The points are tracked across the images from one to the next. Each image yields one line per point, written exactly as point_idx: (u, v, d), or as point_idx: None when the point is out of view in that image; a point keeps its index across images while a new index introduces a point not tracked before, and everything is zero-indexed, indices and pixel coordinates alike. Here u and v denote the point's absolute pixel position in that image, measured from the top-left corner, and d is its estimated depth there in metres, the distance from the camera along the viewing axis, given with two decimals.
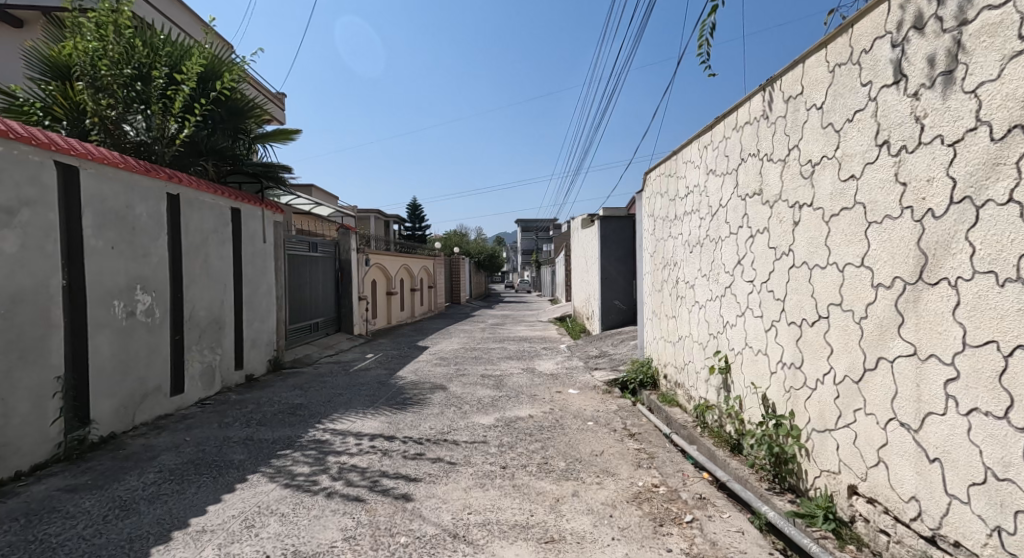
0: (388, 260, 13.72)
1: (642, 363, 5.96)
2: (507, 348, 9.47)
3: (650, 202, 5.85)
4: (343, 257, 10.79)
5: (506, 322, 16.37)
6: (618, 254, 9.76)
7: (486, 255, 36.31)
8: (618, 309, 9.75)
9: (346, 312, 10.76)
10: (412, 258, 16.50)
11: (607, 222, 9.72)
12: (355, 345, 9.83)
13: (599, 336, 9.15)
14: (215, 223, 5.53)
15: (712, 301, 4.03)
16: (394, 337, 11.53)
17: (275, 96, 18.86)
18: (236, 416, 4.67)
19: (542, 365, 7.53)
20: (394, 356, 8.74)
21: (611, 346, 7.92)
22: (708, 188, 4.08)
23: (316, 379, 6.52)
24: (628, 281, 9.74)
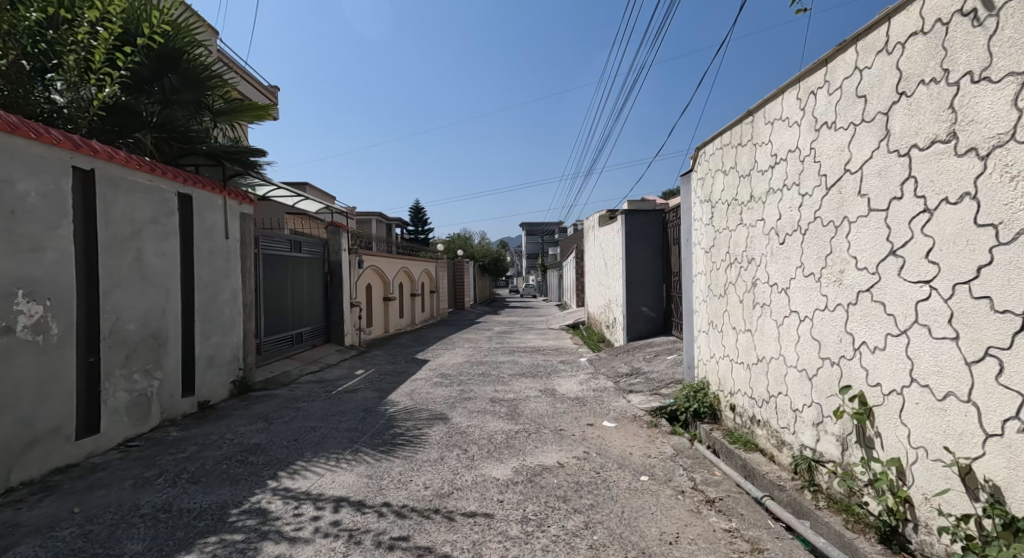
0: (385, 263, 12.55)
1: (697, 388, 4.74)
2: (518, 363, 8.28)
3: (706, 184, 4.63)
4: (332, 258, 9.61)
5: (514, 329, 15.16)
6: (645, 254, 8.54)
7: (491, 259, 35.10)
8: (646, 316, 8.53)
9: (336, 320, 9.57)
10: (413, 261, 15.30)
11: (632, 218, 8.51)
12: (345, 359, 8.64)
13: (626, 349, 7.91)
14: (155, 211, 4.33)
15: (828, 312, 2.80)
16: (391, 348, 10.34)
17: (266, 89, 17.76)
18: (165, 465, 3.47)
19: (563, 385, 6.32)
20: (388, 373, 7.54)
21: (643, 361, 6.70)
22: (819, 151, 2.87)
23: (289, 405, 5.32)
24: (657, 284, 8.52)
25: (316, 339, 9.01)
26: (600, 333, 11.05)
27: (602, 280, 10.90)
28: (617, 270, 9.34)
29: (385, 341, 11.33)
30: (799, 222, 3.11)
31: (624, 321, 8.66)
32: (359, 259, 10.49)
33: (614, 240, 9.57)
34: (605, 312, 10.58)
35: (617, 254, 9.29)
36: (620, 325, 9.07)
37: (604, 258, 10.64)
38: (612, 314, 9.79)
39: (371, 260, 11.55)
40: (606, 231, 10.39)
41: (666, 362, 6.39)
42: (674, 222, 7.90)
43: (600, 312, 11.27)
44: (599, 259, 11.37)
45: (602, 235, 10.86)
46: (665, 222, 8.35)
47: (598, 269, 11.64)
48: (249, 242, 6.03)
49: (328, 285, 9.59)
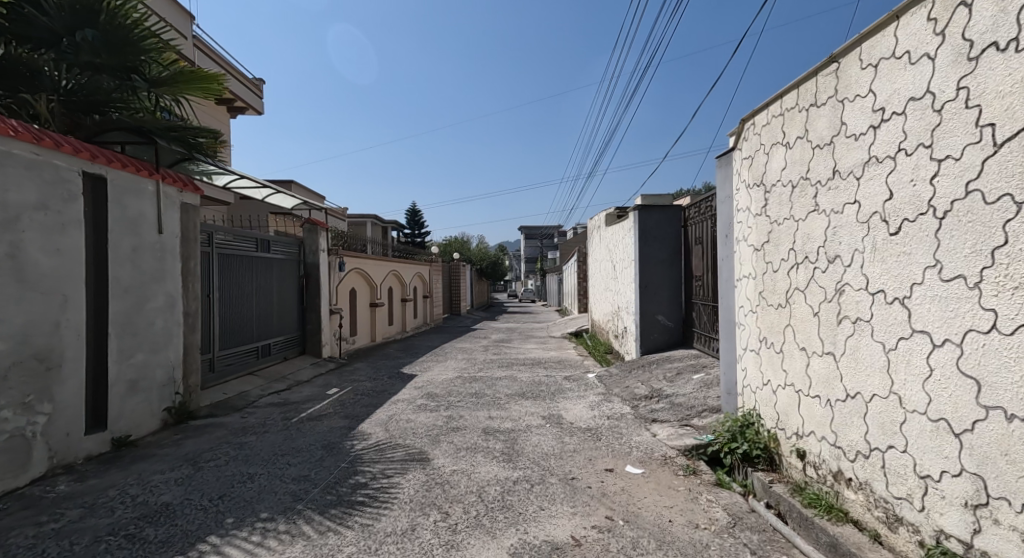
0: (371, 265, 11.55)
1: (746, 423, 3.74)
2: (517, 379, 7.27)
3: (757, 164, 3.64)
4: (309, 260, 8.62)
5: (513, 338, 14.17)
6: (661, 255, 7.57)
7: (489, 263, 34.10)
8: (662, 326, 7.54)
9: (313, 329, 8.58)
10: (403, 265, 14.28)
11: (646, 215, 7.53)
12: (321, 374, 7.62)
13: (641, 365, 6.90)
14: (43, 195, 3.33)
15: (1000, 337, 1.82)
16: (376, 360, 9.32)
17: (252, 82, 16.80)
18: (16, 548, 2.46)
19: (571, 410, 5.32)
20: (368, 392, 6.53)
21: (665, 382, 5.71)
22: (976, 91, 1.90)
23: (234, 439, 4.31)
24: (674, 289, 7.53)
25: (287, 350, 7.99)
26: (607, 344, 10.05)
27: (610, 285, 9.90)
28: (628, 273, 8.35)
29: (370, 352, 10.31)
30: (929, 202, 2.12)
31: (637, 331, 7.66)
32: (342, 261, 9.48)
33: (624, 240, 8.59)
34: (614, 320, 9.59)
35: (629, 256, 8.31)
36: (632, 336, 8.07)
37: (613, 262, 9.64)
38: (623, 323, 8.79)
39: (355, 262, 10.54)
40: (615, 231, 9.42)
41: (693, 383, 5.39)
42: (695, 218, 6.92)
43: (608, 321, 10.28)
44: (606, 263, 10.38)
45: (610, 235, 9.87)
46: (685, 219, 7.37)
47: (605, 273, 10.66)
48: (194, 239, 5.03)
49: (304, 290, 8.58)
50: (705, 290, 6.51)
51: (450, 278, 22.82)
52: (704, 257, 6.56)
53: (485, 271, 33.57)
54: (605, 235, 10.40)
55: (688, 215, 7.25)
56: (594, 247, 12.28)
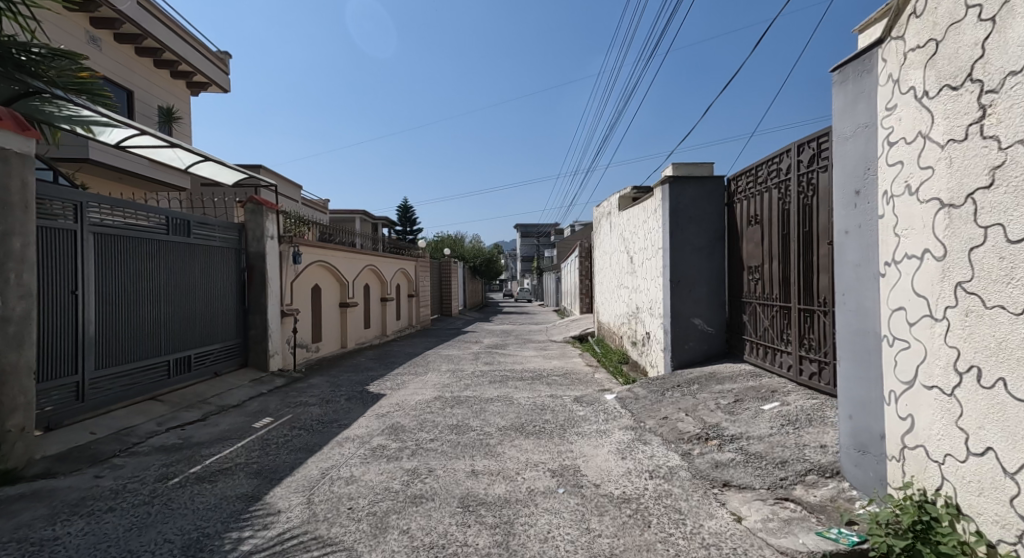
0: (341, 259, 9.84)
1: (927, 523, 2.06)
2: (514, 403, 5.61)
3: (960, 48, 1.98)
4: (251, 250, 6.90)
5: (509, 343, 12.51)
6: (698, 242, 5.92)
7: (484, 261, 32.33)
8: (700, 333, 5.90)
9: (258, 336, 6.88)
10: (382, 260, 12.56)
11: (681, 189, 5.91)
12: (261, 394, 5.91)
13: (676, 387, 5.24)
14: None
15: None
16: (341, 373, 7.60)
17: (216, 56, 15.01)
18: None
19: (592, 462, 3.65)
20: (313, 424, 4.82)
21: (723, 417, 4.04)
22: None
23: (46, 528, 2.59)
24: (716, 285, 5.91)
25: (220, 364, 6.25)
26: (621, 353, 8.40)
27: (627, 281, 8.23)
28: (653, 265, 6.70)
29: (336, 363, 8.59)
30: None
31: (667, 340, 6.02)
32: (298, 251, 7.72)
33: (647, 226, 6.94)
34: (631, 324, 7.93)
35: (653, 244, 6.67)
36: (659, 344, 6.43)
37: (630, 253, 7.99)
38: (644, 328, 7.14)
39: (319, 254, 8.83)
40: (633, 215, 7.80)
41: (769, 420, 3.73)
42: (749, 190, 5.30)
43: (622, 326, 8.62)
44: (620, 256, 8.75)
45: (627, 221, 8.22)
46: (731, 194, 5.76)
47: (619, 268, 8.99)
48: (24, 205, 3.30)
49: (246, 286, 6.87)
50: (767, 286, 4.88)
51: (439, 277, 21.13)
52: (764, 241, 4.93)
53: (479, 270, 31.78)
54: (619, 222, 8.75)
55: (737, 189, 5.62)
56: (603, 240, 10.62)
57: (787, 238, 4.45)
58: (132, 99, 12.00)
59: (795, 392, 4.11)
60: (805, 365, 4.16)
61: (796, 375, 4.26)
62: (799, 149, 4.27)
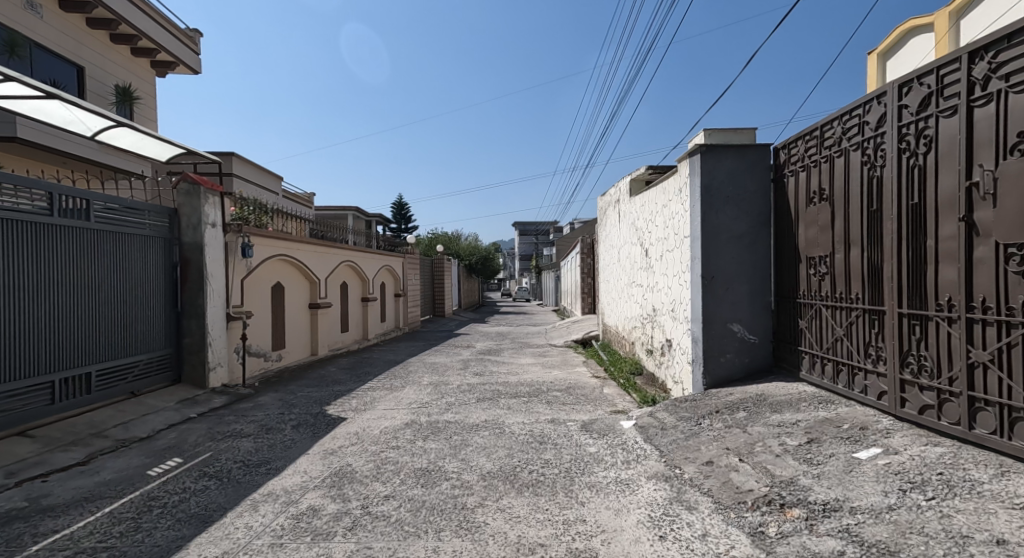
0: (310, 254, 8.63)
1: None
2: (505, 434, 4.41)
3: None
4: (186, 241, 5.69)
5: (505, 348, 11.32)
6: (736, 228, 4.73)
7: (481, 258, 31.04)
8: (738, 343, 4.73)
9: (194, 346, 5.66)
10: (362, 257, 11.34)
11: (715, 161, 4.72)
12: (185, 421, 4.69)
13: (715, 416, 4.03)
14: None
15: None
16: (302, 388, 6.38)
17: (185, 34, 13.77)
18: None
19: (617, 545, 2.45)
20: (233, 468, 3.60)
21: (799, 468, 2.84)
22: None
23: None
24: (759, 282, 4.73)
25: (140, 381, 5.07)
26: (635, 365, 7.19)
27: (641, 279, 7.02)
28: (676, 259, 5.51)
29: (301, 374, 7.37)
30: None
31: (697, 351, 4.84)
32: (250, 243, 6.50)
33: (668, 211, 5.75)
34: (646, 329, 6.75)
35: (676, 232, 5.49)
36: (685, 356, 5.25)
37: (645, 245, 6.80)
38: (664, 335, 5.96)
39: (279, 247, 7.63)
40: (649, 199, 6.60)
41: (879, 480, 2.50)
42: (806, 158, 4.10)
43: (635, 331, 7.42)
44: (632, 249, 7.54)
45: (641, 208, 7.02)
46: (781, 166, 4.55)
47: (630, 264, 7.78)
48: None
49: (179, 284, 5.68)
50: (837, 282, 3.69)
51: (431, 275, 19.96)
52: (832, 222, 3.74)
53: (476, 268, 30.52)
54: (631, 210, 7.56)
55: (790, 159, 4.41)
56: (611, 231, 9.40)
57: (875, 217, 3.26)
58: (82, 76, 10.76)
59: (896, 432, 2.92)
60: (907, 394, 2.97)
61: (894, 406, 3.07)
62: (898, 90, 3.06)
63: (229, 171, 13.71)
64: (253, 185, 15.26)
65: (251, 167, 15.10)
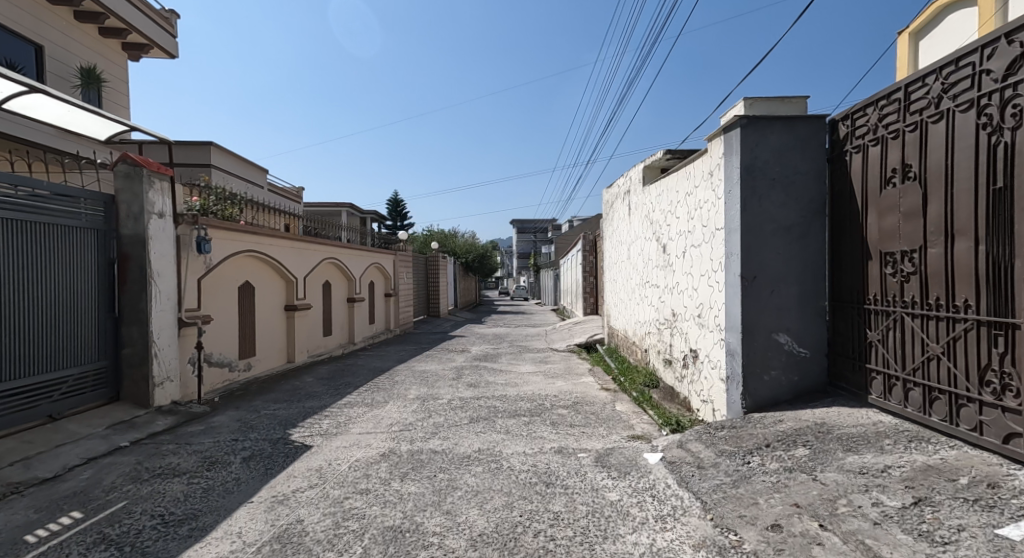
0: (284, 250, 7.78)
1: None
2: (502, 472, 3.58)
3: None
4: (125, 235, 4.83)
5: (503, 353, 10.50)
6: (783, 218, 3.90)
7: (478, 256, 30.12)
8: (784, 357, 3.90)
9: (135, 358, 4.80)
10: (346, 254, 10.49)
11: (759, 136, 3.89)
12: (112, 453, 3.83)
13: (767, 453, 3.20)
14: None
15: None
16: (268, 405, 5.53)
17: (160, 14, 12.85)
18: None
19: None
20: (148, 527, 2.76)
21: (917, 550, 2.02)
22: None
23: None
24: (811, 283, 3.91)
25: (65, 402, 4.22)
26: (651, 377, 6.37)
27: (658, 279, 6.18)
28: (705, 256, 4.69)
29: (272, 386, 6.52)
30: None
31: (735, 367, 4.02)
32: (208, 237, 5.65)
33: (694, 199, 4.92)
34: (665, 336, 5.93)
35: (706, 223, 4.66)
36: (717, 370, 4.43)
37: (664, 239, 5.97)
38: (688, 344, 5.13)
39: (247, 241, 6.77)
40: (669, 187, 5.78)
41: None
42: (880, 128, 3.27)
43: (651, 338, 6.59)
44: (647, 245, 6.71)
45: (659, 197, 6.17)
46: (841, 141, 3.73)
47: (643, 263, 6.95)
48: None
49: (118, 286, 4.82)
50: (931, 285, 2.86)
51: (426, 273, 19.11)
52: (923, 207, 2.91)
53: (473, 266, 29.64)
54: (646, 200, 6.73)
55: (853, 131, 3.58)
56: (619, 226, 8.57)
57: (1002, 199, 2.42)
58: (41, 55, 9.85)
59: None
60: None
61: None
62: None
63: (208, 162, 12.91)
64: (235, 177, 14.41)
65: (233, 158, 14.24)
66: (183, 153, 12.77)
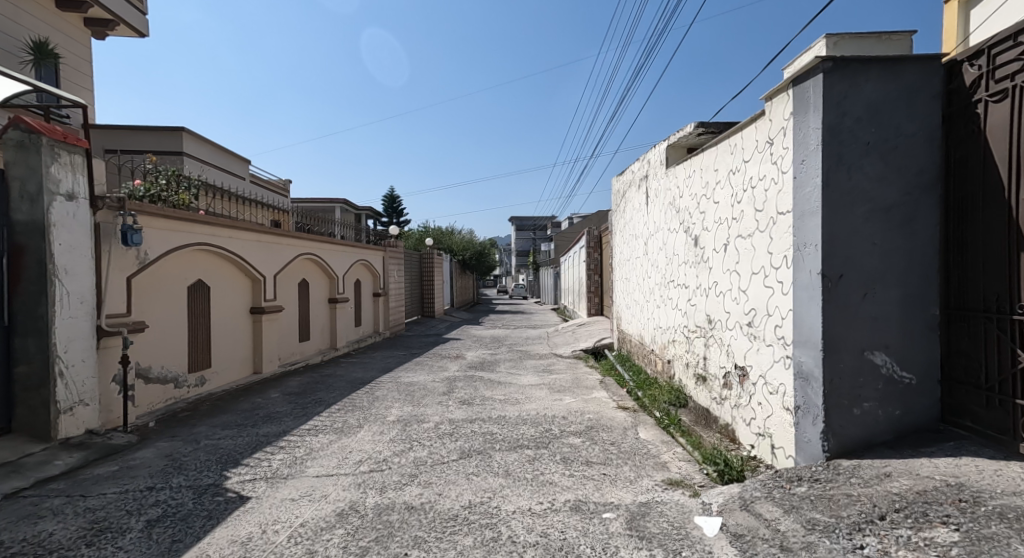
0: (249, 244, 6.75)
1: None
2: (500, 546, 2.58)
3: None
4: (19, 221, 3.79)
5: (502, 360, 9.51)
6: (880, 196, 2.89)
7: (476, 254, 29.13)
8: (881, 383, 2.90)
9: (32, 379, 3.76)
10: (326, 249, 9.45)
11: (851, 85, 2.87)
12: None
13: (886, 532, 2.20)
14: None
15: None
16: (213, 432, 4.51)
17: None
18: None
19: None
20: None
21: None
22: None
23: None
24: (916, 284, 2.90)
25: None
26: (679, 395, 5.37)
27: (688, 277, 5.17)
28: (760, 248, 3.68)
29: (227, 404, 5.49)
30: None
31: (813, 395, 3.01)
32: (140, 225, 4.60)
33: (745, 178, 3.91)
34: (698, 347, 4.93)
35: (762, 206, 3.64)
36: (780, 396, 3.43)
37: (697, 231, 4.96)
38: (734, 359, 4.13)
39: (200, 233, 5.74)
40: (704, 166, 4.76)
41: None
42: None
43: (677, 347, 5.60)
44: (672, 238, 5.70)
45: (690, 179, 5.16)
46: (967, 89, 2.71)
47: (666, 259, 5.94)
48: None
49: (9, 286, 3.78)
50: None
51: (420, 272, 18.12)
52: None
53: (470, 264, 28.58)
54: (671, 184, 5.71)
55: (990, 72, 2.57)
56: (635, 219, 7.55)
57: None
58: None
59: None
60: None
61: None
62: None
63: (180, 149, 11.88)
64: (213, 167, 13.37)
65: (210, 147, 13.20)
66: (152, 140, 11.73)
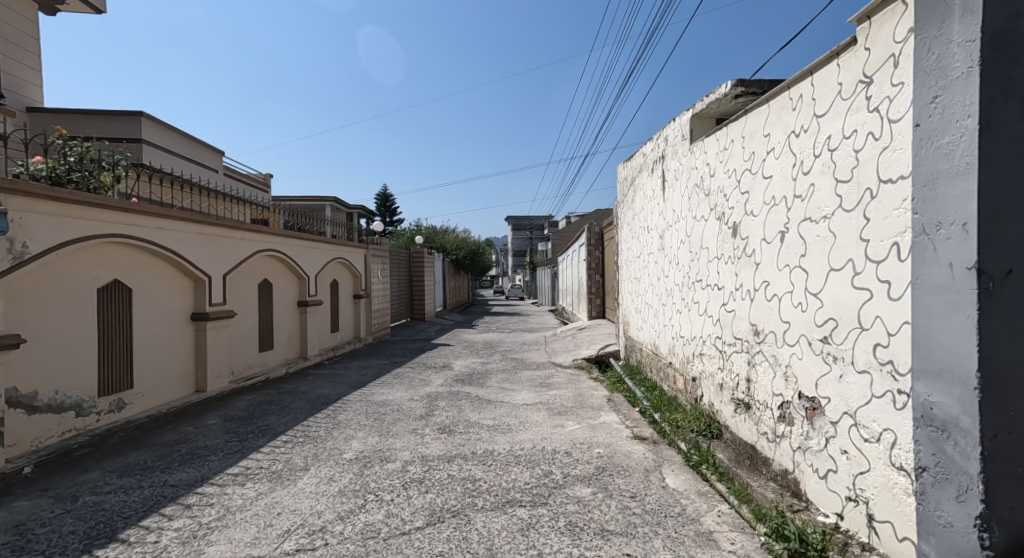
0: (188, 238, 5.66)
1: None
2: None
3: None
4: None
5: (493, 371, 8.45)
6: None
7: (471, 254, 28.06)
8: None
9: None
10: (295, 246, 8.37)
11: None
12: None
13: None
14: None
15: None
16: (106, 481, 3.42)
17: None
18: None
19: None
20: None
21: None
22: None
23: None
24: None
25: None
26: (712, 423, 4.32)
27: (724, 276, 4.12)
28: (845, 234, 2.62)
29: (146, 436, 4.39)
30: None
31: (956, 456, 1.94)
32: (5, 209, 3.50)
33: (819, 138, 2.84)
34: (741, 365, 3.87)
35: (850, 175, 2.58)
36: (885, 449, 2.36)
37: (736, 217, 3.90)
38: (799, 386, 3.07)
39: (110, 223, 4.64)
40: (748, 132, 3.70)
41: None
42: None
43: (707, 363, 4.54)
44: (699, 228, 4.64)
45: (725, 153, 4.09)
46: None
47: (690, 254, 4.87)
48: None
49: None
50: None
51: (409, 272, 17.05)
52: None
53: (464, 264, 27.47)
54: (698, 162, 4.66)
55: None
56: (649, 209, 6.49)
57: None
58: None
59: None
60: None
61: None
62: None
63: (139, 136, 10.77)
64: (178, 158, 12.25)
65: (174, 135, 12.08)
66: (107, 125, 10.60)
